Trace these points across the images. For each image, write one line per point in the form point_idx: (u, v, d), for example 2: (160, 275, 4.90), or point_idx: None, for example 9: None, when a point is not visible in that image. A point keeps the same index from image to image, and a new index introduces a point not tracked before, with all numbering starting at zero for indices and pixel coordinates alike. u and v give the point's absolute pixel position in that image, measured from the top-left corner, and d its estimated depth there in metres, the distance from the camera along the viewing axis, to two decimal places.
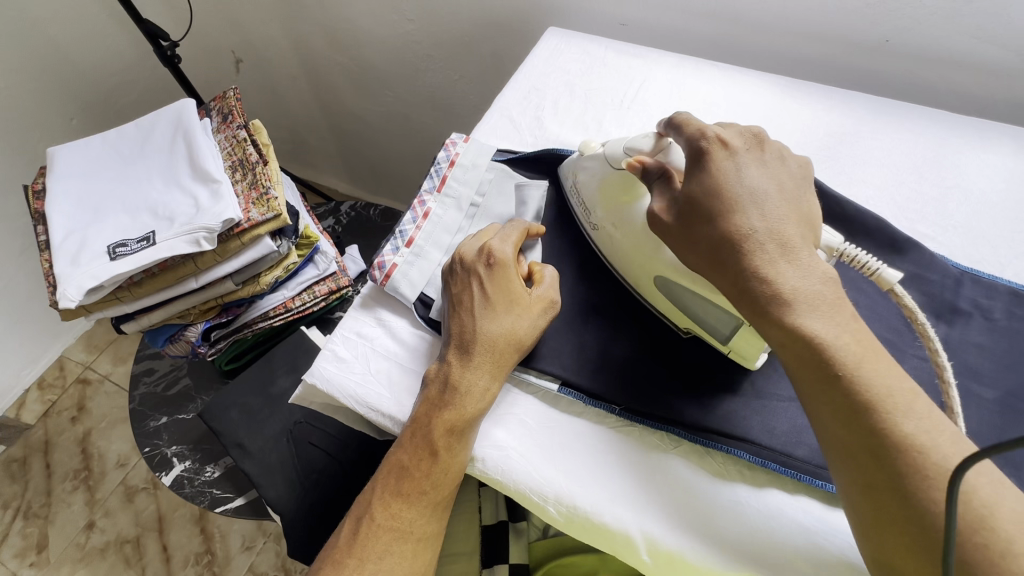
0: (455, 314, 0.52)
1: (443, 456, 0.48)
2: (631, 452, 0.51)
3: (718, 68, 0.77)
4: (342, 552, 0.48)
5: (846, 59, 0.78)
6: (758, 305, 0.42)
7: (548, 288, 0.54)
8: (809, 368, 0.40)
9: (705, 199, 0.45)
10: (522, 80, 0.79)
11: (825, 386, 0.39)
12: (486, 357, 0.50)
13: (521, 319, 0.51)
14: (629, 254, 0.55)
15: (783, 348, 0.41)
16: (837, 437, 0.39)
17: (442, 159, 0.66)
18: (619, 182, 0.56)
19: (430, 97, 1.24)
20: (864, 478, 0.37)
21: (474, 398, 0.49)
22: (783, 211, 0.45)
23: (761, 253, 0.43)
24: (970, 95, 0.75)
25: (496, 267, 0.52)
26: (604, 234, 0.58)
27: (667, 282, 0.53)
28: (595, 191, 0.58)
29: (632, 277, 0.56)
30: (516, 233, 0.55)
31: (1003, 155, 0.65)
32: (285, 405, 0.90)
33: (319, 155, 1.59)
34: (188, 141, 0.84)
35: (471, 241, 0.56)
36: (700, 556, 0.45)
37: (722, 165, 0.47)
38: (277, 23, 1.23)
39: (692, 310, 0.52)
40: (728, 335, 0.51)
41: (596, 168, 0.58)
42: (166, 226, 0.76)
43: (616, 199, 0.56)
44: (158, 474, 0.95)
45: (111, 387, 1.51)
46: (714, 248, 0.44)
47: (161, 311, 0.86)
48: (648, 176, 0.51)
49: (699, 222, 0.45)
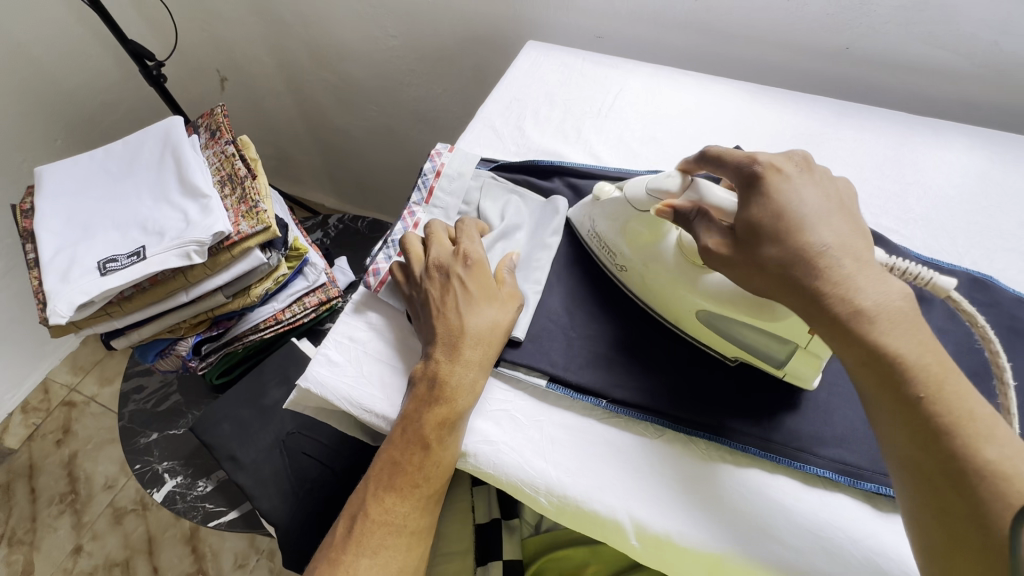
0: (437, 308, 0.54)
1: (435, 446, 0.50)
2: (618, 437, 0.53)
3: (692, 76, 0.81)
4: (338, 543, 0.50)
5: (808, 66, 0.82)
6: (838, 325, 0.41)
7: (513, 287, 0.57)
8: (883, 390, 0.40)
9: (772, 220, 0.44)
10: (503, 92, 0.81)
11: (904, 413, 0.39)
12: (476, 347, 0.52)
13: (501, 309, 0.54)
14: (666, 292, 0.55)
15: (858, 367, 0.41)
16: (913, 460, 0.38)
17: (428, 170, 0.68)
18: (642, 226, 0.57)
19: (416, 111, 1.26)
20: (938, 503, 0.37)
21: (465, 389, 0.51)
22: (845, 229, 0.44)
23: (836, 270, 0.42)
24: (926, 97, 0.79)
25: (476, 265, 0.56)
26: (634, 276, 0.58)
27: (712, 316, 0.53)
28: (618, 236, 0.58)
29: (673, 315, 0.56)
30: (473, 230, 0.60)
31: (956, 151, 0.69)
32: (277, 416, 0.91)
33: (306, 171, 1.61)
34: (174, 157, 0.85)
35: (441, 247, 0.58)
36: (695, 538, 0.47)
37: (781, 186, 0.46)
38: (264, 42, 1.26)
39: (743, 337, 0.53)
40: (784, 359, 0.51)
41: (616, 212, 0.58)
42: (156, 242, 0.77)
43: (642, 240, 0.57)
44: (150, 491, 0.95)
45: (99, 409, 1.49)
46: (785, 268, 0.43)
47: (151, 325, 0.87)
48: (679, 218, 0.51)
49: (769, 243, 0.44)
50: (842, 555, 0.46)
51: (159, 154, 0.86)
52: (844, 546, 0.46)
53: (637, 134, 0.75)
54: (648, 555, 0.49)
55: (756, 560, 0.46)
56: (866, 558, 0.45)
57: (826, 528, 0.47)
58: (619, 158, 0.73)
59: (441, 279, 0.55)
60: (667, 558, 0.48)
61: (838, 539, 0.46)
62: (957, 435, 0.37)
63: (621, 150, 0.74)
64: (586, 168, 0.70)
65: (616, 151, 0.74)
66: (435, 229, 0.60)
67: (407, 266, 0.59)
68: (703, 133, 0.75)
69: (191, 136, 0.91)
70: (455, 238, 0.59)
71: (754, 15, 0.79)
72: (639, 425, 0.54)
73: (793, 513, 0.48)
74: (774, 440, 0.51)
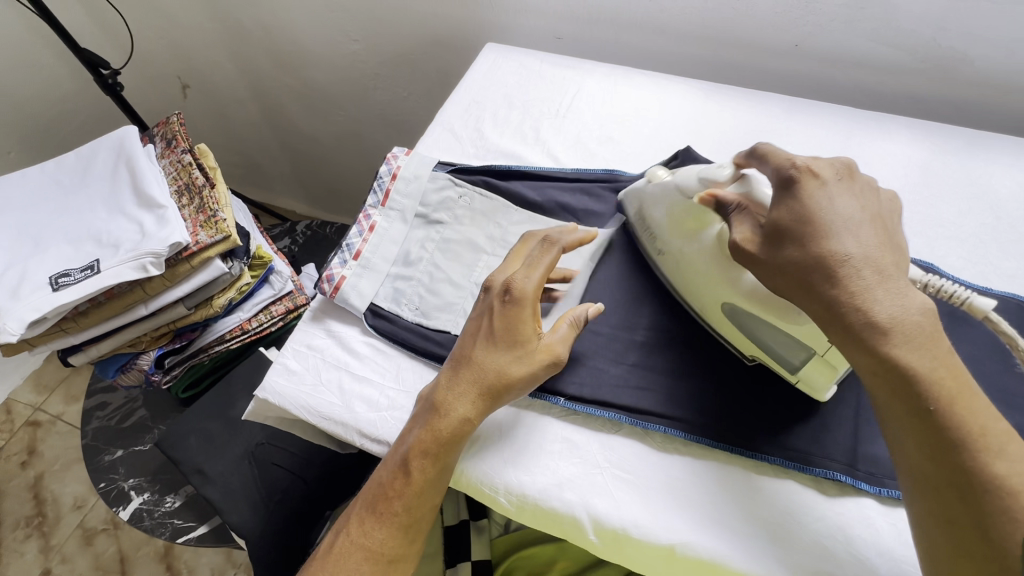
0: (465, 332, 0.52)
1: (417, 475, 0.48)
2: (576, 432, 0.54)
3: (648, 76, 0.82)
4: (317, 562, 0.49)
5: (761, 62, 0.84)
6: (853, 331, 0.41)
7: (555, 341, 0.51)
8: (898, 400, 0.40)
9: (794, 224, 0.45)
10: (462, 95, 0.82)
11: (921, 425, 0.39)
12: (476, 380, 0.49)
13: (519, 356, 0.50)
14: (696, 280, 0.55)
15: (874, 378, 0.41)
16: (922, 471, 0.39)
17: (384, 173, 0.68)
18: (687, 213, 0.56)
19: (383, 115, 1.25)
20: (945, 514, 0.38)
21: (454, 422, 0.49)
22: (872, 240, 0.44)
23: (856, 280, 0.42)
24: (872, 90, 0.81)
25: (512, 301, 0.50)
26: (670, 260, 0.58)
27: (736, 310, 0.52)
28: (665, 216, 0.58)
29: (698, 303, 0.56)
30: (546, 259, 0.52)
31: (899, 143, 0.72)
32: (245, 428, 0.88)
33: (273, 178, 1.57)
34: (128, 169, 0.83)
35: (505, 269, 0.54)
36: (652, 534, 0.48)
37: (815, 193, 0.46)
38: (225, 48, 1.24)
39: (761, 337, 0.52)
40: (799, 363, 0.51)
41: (663, 195, 0.58)
42: (110, 255, 0.75)
43: (685, 227, 0.56)
44: (115, 509, 0.93)
45: (65, 428, 1.45)
46: (803, 272, 0.44)
47: (110, 341, 0.85)
48: (720, 209, 0.51)
49: (790, 245, 0.45)
50: (794, 543, 0.47)
51: (113, 165, 0.84)
52: (793, 530, 0.47)
53: (595, 134, 0.76)
54: (609, 551, 0.49)
55: (712, 553, 0.46)
56: (814, 543, 0.47)
57: (776, 514, 0.48)
58: (577, 159, 0.74)
59: (481, 306, 0.52)
60: (628, 554, 0.49)
61: (788, 523, 0.48)
62: (967, 449, 0.37)
63: (579, 151, 0.75)
64: (544, 170, 0.70)
65: (573, 152, 0.74)
66: (525, 244, 0.56)
67: None
68: (659, 131, 0.76)
69: (146, 146, 0.90)
70: (517, 266, 0.53)
71: (706, 14, 0.81)
72: (595, 421, 0.54)
73: (744, 502, 0.49)
74: (723, 430, 0.52)
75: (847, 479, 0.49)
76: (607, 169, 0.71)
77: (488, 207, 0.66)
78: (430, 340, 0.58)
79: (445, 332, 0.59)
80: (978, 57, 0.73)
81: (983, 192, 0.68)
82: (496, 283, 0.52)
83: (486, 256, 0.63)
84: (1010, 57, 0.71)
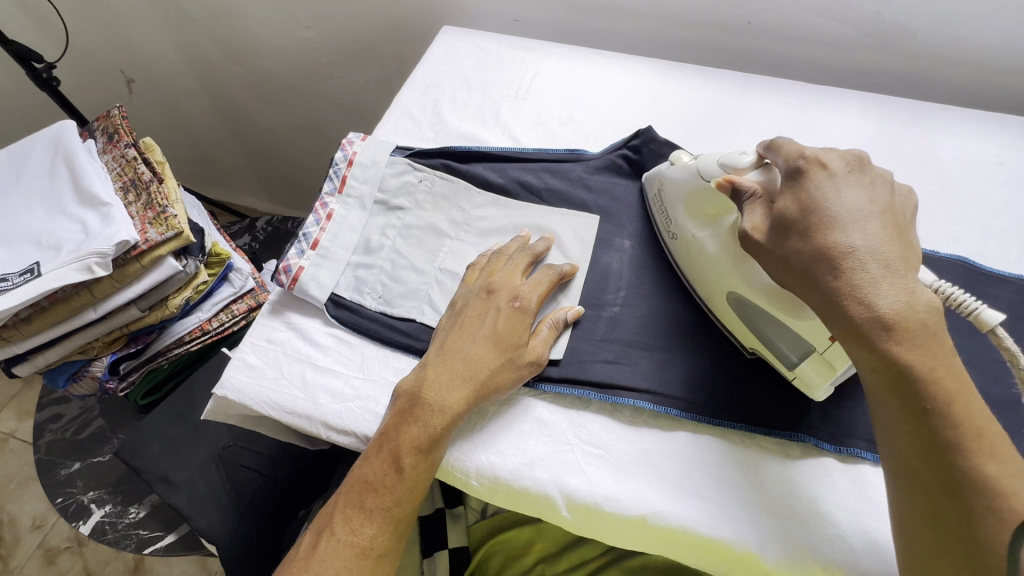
0: (461, 328, 0.52)
1: (411, 470, 0.47)
2: (546, 408, 0.54)
3: (607, 56, 0.82)
4: (297, 564, 0.46)
5: (718, 42, 0.85)
6: (854, 326, 0.39)
7: (539, 344, 0.53)
8: (895, 398, 0.38)
9: (798, 215, 0.43)
10: (421, 79, 0.80)
11: (912, 423, 0.38)
12: (474, 378, 0.49)
13: (518, 361, 0.51)
14: (705, 266, 0.55)
15: (870, 373, 0.40)
16: (911, 468, 0.38)
17: (339, 160, 0.65)
18: (710, 201, 0.55)
19: (341, 104, 1.22)
20: (930, 508, 0.37)
21: (450, 418, 0.49)
22: (881, 234, 0.41)
23: (859, 273, 0.40)
24: (825, 67, 0.83)
25: (518, 308, 0.52)
26: (682, 247, 0.57)
27: (740, 299, 0.51)
28: (688, 203, 0.57)
29: (705, 291, 0.55)
30: (545, 278, 0.55)
31: (850, 116, 0.73)
32: (210, 431, 0.85)
33: (231, 175, 1.51)
34: (67, 166, 0.79)
35: (504, 273, 0.55)
36: (623, 505, 0.48)
37: (820, 183, 0.44)
38: (169, 37, 1.18)
39: (762, 327, 0.50)
40: (797, 359, 0.49)
41: (686, 180, 0.57)
42: (51, 257, 0.71)
43: (703, 211, 0.56)
44: (75, 524, 0.89)
45: (19, 445, 1.38)
46: (807, 262, 0.42)
47: (59, 348, 0.81)
48: (736, 194, 0.49)
49: (794, 236, 0.43)
50: (765, 506, 0.48)
51: (49, 163, 0.79)
52: (761, 492, 0.49)
53: (554, 115, 0.75)
54: (582, 527, 0.49)
55: (682, 521, 0.47)
56: (784, 505, 0.48)
57: (744, 479, 0.49)
58: (538, 140, 0.73)
59: (482, 306, 0.53)
60: (600, 528, 0.49)
61: (756, 487, 0.49)
62: (961, 450, 0.36)
63: (539, 132, 0.74)
64: (506, 150, 0.69)
65: (534, 133, 0.74)
66: (513, 251, 0.57)
67: (472, 267, 0.57)
68: (619, 111, 0.76)
69: (86, 141, 0.85)
70: (512, 274, 0.55)
71: None
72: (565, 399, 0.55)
73: (713, 468, 0.50)
74: (690, 401, 0.52)
75: (811, 440, 0.51)
76: (569, 149, 0.71)
77: (450, 191, 0.65)
78: (394, 330, 0.58)
79: (410, 321, 0.58)
80: (921, 31, 0.75)
81: (929, 159, 0.70)
82: (499, 287, 0.53)
83: (450, 241, 0.62)
84: (951, 29, 0.74)
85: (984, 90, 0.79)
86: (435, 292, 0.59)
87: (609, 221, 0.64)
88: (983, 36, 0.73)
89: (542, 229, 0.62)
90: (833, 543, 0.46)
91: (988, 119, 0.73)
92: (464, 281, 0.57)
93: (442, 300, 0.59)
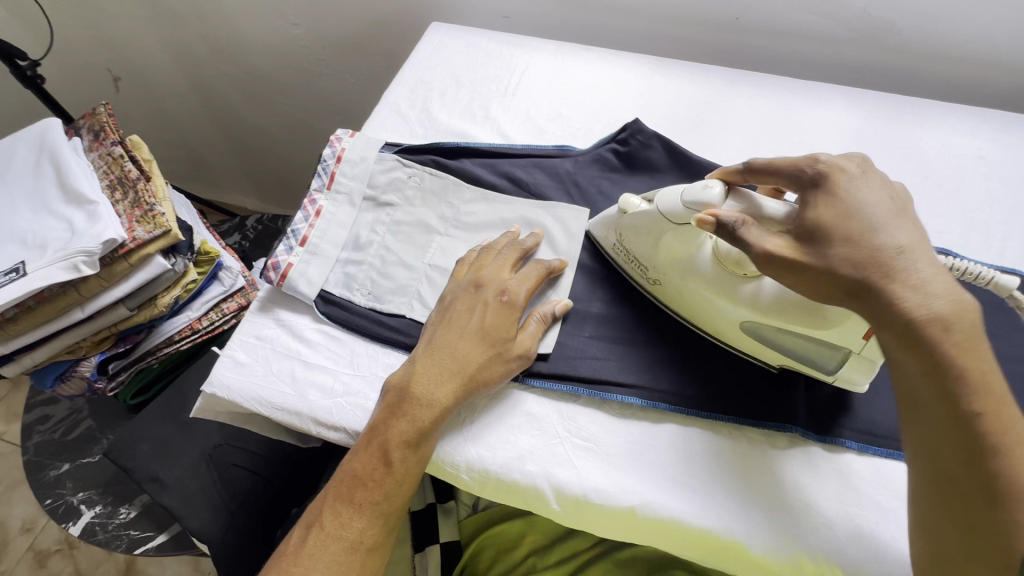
0: (450, 324, 0.52)
1: (400, 464, 0.48)
2: (536, 403, 0.54)
3: (595, 51, 0.82)
4: (287, 559, 0.46)
5: (704, 37, 0.85)
6: (906, 329, 0.38)
7: (528, 338, 0.53)
8: (941, 403, 0.37)
9: (839, 221, 0.42)
10: (410, 76, 0.80)
11: (957, 430, 0.37)
12: (462, 373, 0.50)
13: (507, 355, 0.51)
14: (703, 305, 0.53)
15: (914, 376, 0.38)
16: (949, 474, 0.37)
17: (328, 156, 0.65)
18: (676, 239, 0.53)
19: (331, 102, 1.22)
20: (967, 516, 0.36)
21: (439, 412, 0.49)
22: (914, 231, 0.42)
23: (911, 272, 0.40)
24: (811, 62, 0.84)
25: (506, 302, 0.52)
26: (670, 290, 0.55)
27: (756, 326, 0.50)
28: (654, 248, 0.55)
29: (710, 326, 0.54)
30: (534, 273, 0.55)
31: (836, 110, 0.74)
32: (201, 430, 0.84)
33: (220, 173, 1.50)
34: (51, 164, 0.78)
35: (491, 267, 0.55)
36: (615, 498, 0.48)
37: (847, 185, 0.44)
38: (156, 34, 1.17)
39: (789, 349, 0.51)
40: (835, 366, 0.50)
41: (646, 225, 0.54)
42: (36, 256, 0.70)
43: (675, 254, 0.53)
44: (65, 526, 0.88)
45: (7, 448, 1.36)
46: (854, 267, 0.41)
47: (46, 348, 0.80)
48: (726, 229, 0.46)
49: (838, 243, 0.42)
50: (751, 495, 0.49)
51: (34, 161, 0.79)
52: (748, 481, 0.49)
53: (544, 111, 0.76)
54: (571, 519, 0.50)
55: (671, 512, 0.48)
56: (771, 494, 0.49)
57: (731, 469, 0.50)
58: (528, 136, 0.73)
59: (470, 301, 0.53)
60: (590, 520, 0.49)
61: (742, 477, 0.49)
62: (1003, 458, 0.36)
63: (528, 128, 0.74)
64: (496, 146, 0.69)
65: (523, 129, 0.74)
66: (501, 247, 0.57)
67: (460, 263, 0.57)
68: (608, 107, 0.76)
69: (71, 139, 0.84)
70: (500, 268, 0.55)
71: None
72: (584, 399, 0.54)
73: (699, 458, 0.51)
74: (677, 393, 0.53)
75: (797, 431, 0.51)
76: (558, 144, 0.71)
77: (439, 187, 0.65)
78: (383, 326, 0.58)
79: (399, 317, 0.58)
80: (905, 26, 0.76)
81: (913, 153, 0.71)
82: (487, 283, 0.54)
83: (440, 237, 0.62)
84: (934, 25, 0.75)
85: (968, 85, 0.80)
86: (425, 288, 0.59)
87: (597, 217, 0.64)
88: (965, 31, 0.74)
89: (531, 225, 0.62)
90: (819, 531, 0.47)
91: (971, 113, 0.74)
92: (450, 284, 0.56)
93: (431, 296, 0.59)
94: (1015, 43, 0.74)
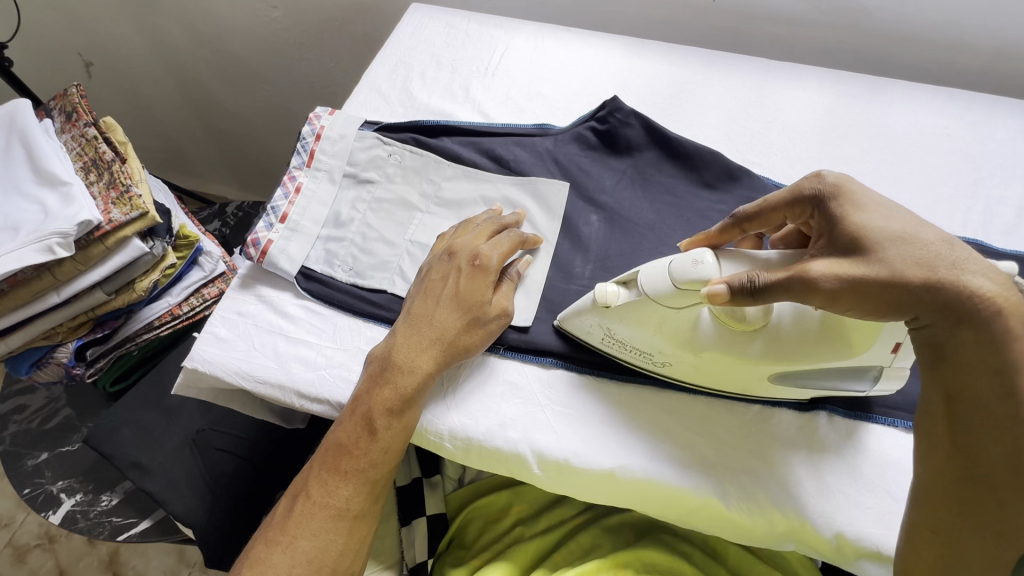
0: (427, 294, 0.52)
1: (383, 431, 0.48)
2: (519, 373, 0.55)
3: (574, 32, 0.82)
4: (275, 528, 0.47)
5: (680, 19, 0.87)
6: (972, 323, 0.37)
7: (503, 299, 0.54)
8: (998, 403, 0.37)
9: (882, 221, 0.40)
10: (389, 55, 0.79)
11: (1005, 431, 0.37)
12: (438, 338, 0.50)
13: (482, 319, 0.52)
14: (725, 372, 0.49)
15: (969, 372, 0.38)
16: (993, 478, 0.38)
17: (307, 134, 0.65)
18: (676, 321, 0.48)
19: (311, 87, 1.20)
20: (996, 516, 0.38)
21: (418, 379, 0.49)
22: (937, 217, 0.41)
23: (971, 260, 0.38)
24: (784, 42, 0.86)
25: (478, 267, 0.52)
26: (682, 368, 0.51)
27: (787, 373, 0.48)
28: (652, 335, 0.49)
29: (732, 387, 0.51)
30: (508, 240, 0.55)
31: (809, 90, 0.76)
32: (184, 416, 0.84)
33: (198, 161, 1.47)
34: (22, 146, 0.76)
35: (465, 236, 0.55)
36: (595, 462, 0.50)
37: (857, 192, 0.43)
38: (128, 18, 1.14)
39: (827, 384, 0.49)
40: (870, 384, 0.49)
41: (641, 314, 0.49)
42: (8, 239, 0.69)
43: (680, 338, 0.49)
44: (45, 515, 0.87)
45: None
46: (926, 264, 0.38)
47: (21, 333, 0.79)
48: (744, 294, 0.42)
49: (890, 246, 0.39)
50: (727, 454, 0.50)
51: (4, 143, 0.77)
52: (723, 441, 0.51)
53: (523, 91, 0.76)
54: (553, 483, 0.51)
55: (649, 471, 0.49)
56: (746, 453, 0.50)
57: (706, 429, 0.52)
58: (507, 115, 0.74)
59: (444, 270, 0.53)
60: (573, 483, 0.51)
61: (718, 438, 0.51)
62: None
63: (509, 107, 0.75)
64: (476, 125, 0.69)
65: (503, 108, 0.74)
66: (477, 219, 0.58)
67: (442, 237, 0.58)
68: (585, 87, 0.77)
69: (42, 120, 0.82)
70: (475, 237, 0.55)
71: None
72: (560, 372, 0.55)
73: (677, 420, 0.52)
74: None
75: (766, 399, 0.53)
76: (537, 123, 0.72)
77: (420, 164, 0.65)
78: (365, 301, 0.58)
79: (381, 292, 0.58)
80: (874, 7, 0.78)
81: (880, 130, 0.73)
82: (459, 250, 0.54)
83: (420, 214, 0.63)
84: (899, 7, 0.77)
85: (936, 66, 0.82)
86: (406, 263, 0.60)
87: (577, 195, 0.65)
88: (928, 13, 0.77)
89: (512, 203, 0.63)
90: (787, 487, 0.49)
91: (937, 92, 0.76)
92: (430, 258, 0.56)
93: (413, 270, 0.59)
94: (977, 24, 0.76)
